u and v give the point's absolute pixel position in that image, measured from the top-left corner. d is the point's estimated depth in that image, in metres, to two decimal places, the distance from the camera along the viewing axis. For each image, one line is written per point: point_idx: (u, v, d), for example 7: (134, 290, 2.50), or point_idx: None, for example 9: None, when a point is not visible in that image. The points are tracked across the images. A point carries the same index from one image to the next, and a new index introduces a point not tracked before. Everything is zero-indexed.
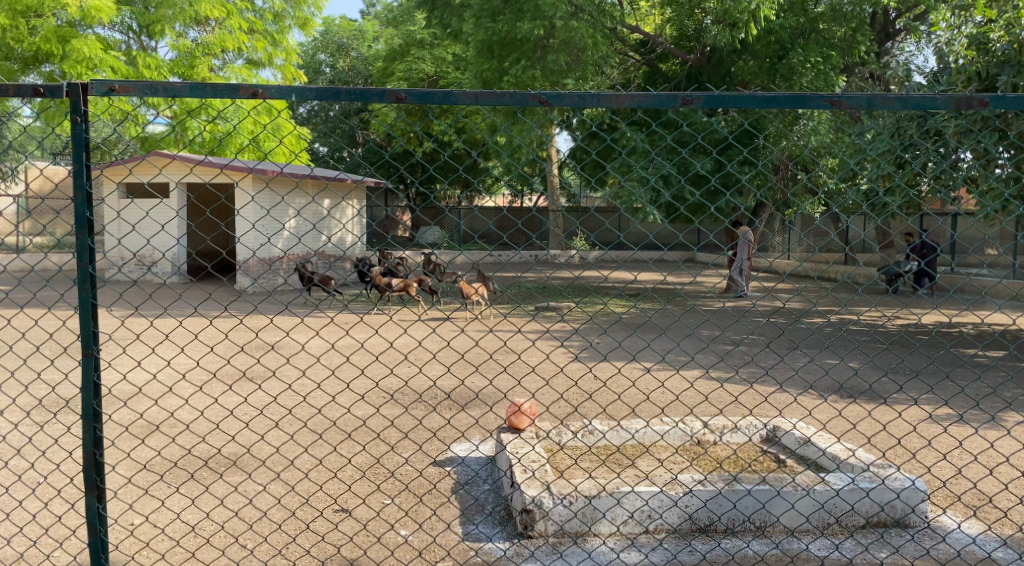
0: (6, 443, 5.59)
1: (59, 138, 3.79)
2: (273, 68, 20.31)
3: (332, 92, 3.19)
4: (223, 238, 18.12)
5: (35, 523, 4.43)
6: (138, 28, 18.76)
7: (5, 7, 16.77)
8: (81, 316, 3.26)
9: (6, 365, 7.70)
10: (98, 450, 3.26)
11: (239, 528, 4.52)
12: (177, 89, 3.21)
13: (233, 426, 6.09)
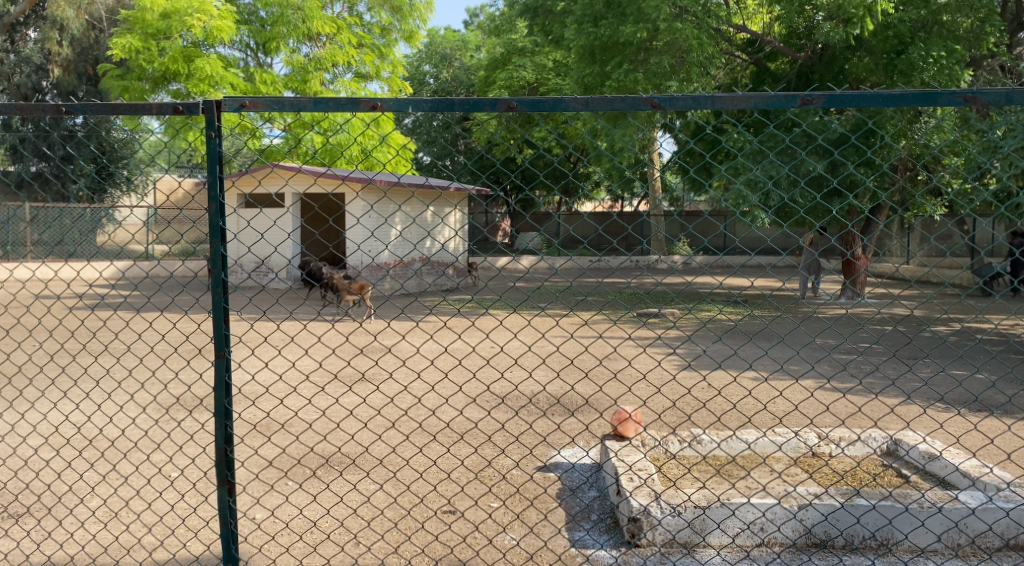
0: (147, 439, 5.93)
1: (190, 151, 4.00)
2: (379, 80, 20.80)
3: (446, 103, 3.25)
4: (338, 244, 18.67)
5: (172, 514, 4.69)
6: (255, 46, 19.62)
7: (139, 31, 17.90)
8: (214, 319, 3.42)
9: (146, 365, 8.17)
10: (229, 446, 3.41)
11: (356, 525, 4.65)
12: (301, 103, 3.33)
13: (351, 426, 6.28)
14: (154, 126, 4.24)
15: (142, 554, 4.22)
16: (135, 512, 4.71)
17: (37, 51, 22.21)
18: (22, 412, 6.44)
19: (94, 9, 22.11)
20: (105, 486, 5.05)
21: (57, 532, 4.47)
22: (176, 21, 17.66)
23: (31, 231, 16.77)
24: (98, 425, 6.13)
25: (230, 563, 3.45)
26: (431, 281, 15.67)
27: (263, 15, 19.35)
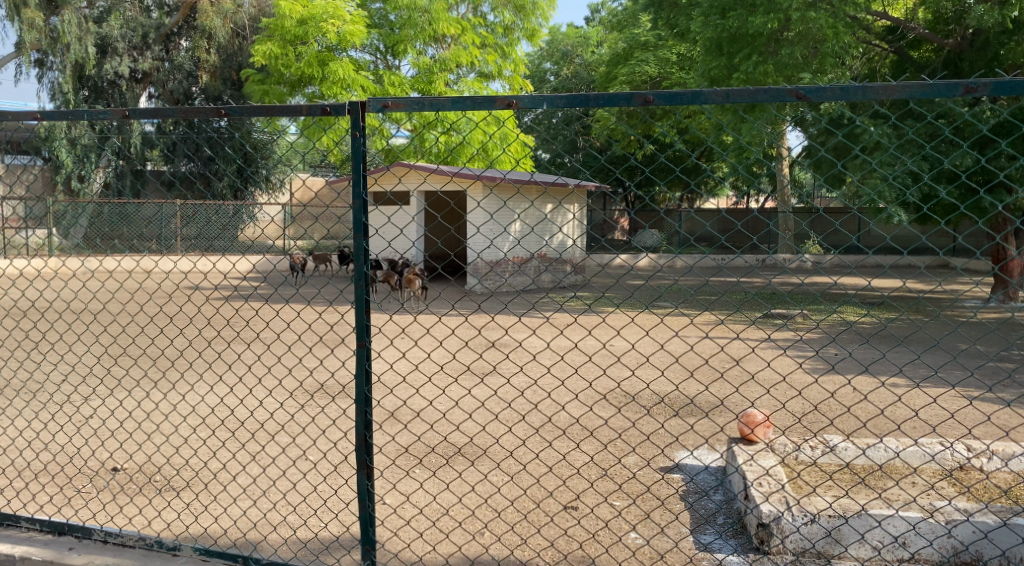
0: (293, 422, 6.20)
1: (323, 151, 4.12)
2: (501, 79, 21.06)
3: (581, 98, 3.22)
4: (454, 241, 18.86)
5: (315, 496, 4.90)
6: (384, 49, 20.18)
7: (278, 37, 18.75)
8: (356, 311, 3.54)
9: (293, 354, 8.57)
10: (369, 431, 3.52)
11: (488, 516, 4.71)
12: (441, 103, 3.39)
13: (484, 417, 6.38)
14: (288, 126, 4.39)
15: (287, 532, 4.43)
16: (280, 491, 4.95)
17: (188, 59, 23.59)
18: (180, 394, 6.89)
19: (238, 17, 23.26)
20: (253, 465, 5.32)
21: (211, 506, 4.76)
22: (311, 27, 18.37)
23: (181, 227, 17.78)
24: (248, 409, 6.46)
25: (368, 543, 3.56)
26: (552, 278, 15.69)
27: (392, 19, 19.84)
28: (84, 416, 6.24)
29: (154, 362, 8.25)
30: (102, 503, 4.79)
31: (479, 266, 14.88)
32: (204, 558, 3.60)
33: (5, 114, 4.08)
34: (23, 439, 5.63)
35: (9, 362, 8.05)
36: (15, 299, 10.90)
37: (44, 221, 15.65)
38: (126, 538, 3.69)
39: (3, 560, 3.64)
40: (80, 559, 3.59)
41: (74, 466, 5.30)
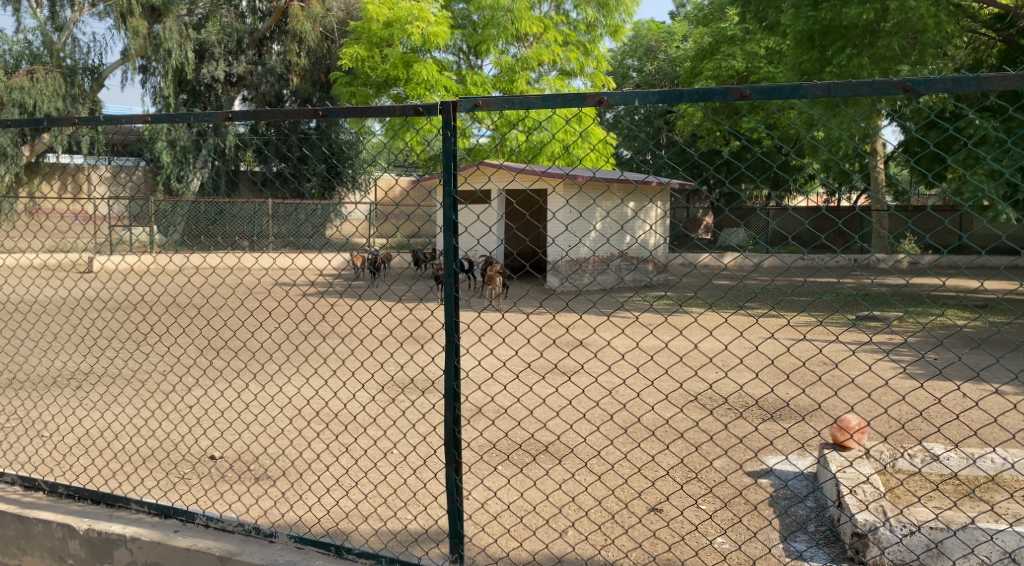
0: (384, 416, 6.32)
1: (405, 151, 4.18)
2: (584, 77, 20.98)
3: (674, 94, 3.19)
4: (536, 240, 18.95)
5: (404, 489, 4.98)
6: (467, 49, 20.38)
7: (365, 40, 19.21)
8: (445, 308, 3.58)
9: (382, 351, 8.75)
10: (458, 426, 3.55)
11: (575, 515, 4.71)
12: (531, 100, 3.38)
13: (571, 416, 6.38)
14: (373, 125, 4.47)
15: (378, 522, 4.53)
16: (371, 482, 5.06)
17: (279, 62, 24.29)
18: (276, 386, 7.12)
19: (327, 21, 23.74)
20: (345, 457, 5.45)
21: (306, 495, 4.90)
22: (397, 29, 18.72)
23: (273, 226, 18.37)
24: (339, 403, 6.62)
25: (455, 538, 3.60)
26: (635, 278, 15.57)
27: (476, 19, 20.00)
28: (186, 406, 6.51)
29: (250, 356, 8.54)
30: (202, 489, 4.98)
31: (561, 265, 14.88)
32: (299, 545, 3.71)
33: (115, 117, 4.25)
34: (131, 425, 5.91)
35: (117, 353, 8.45)
36: (122, 294, 11.46)
37: (147, 220, 16.37)
38: (227, 523, 3.83)
39: (114, 540, 3.80)
40: (185, 541, 3.72)
41: (178, 453, 5.54)
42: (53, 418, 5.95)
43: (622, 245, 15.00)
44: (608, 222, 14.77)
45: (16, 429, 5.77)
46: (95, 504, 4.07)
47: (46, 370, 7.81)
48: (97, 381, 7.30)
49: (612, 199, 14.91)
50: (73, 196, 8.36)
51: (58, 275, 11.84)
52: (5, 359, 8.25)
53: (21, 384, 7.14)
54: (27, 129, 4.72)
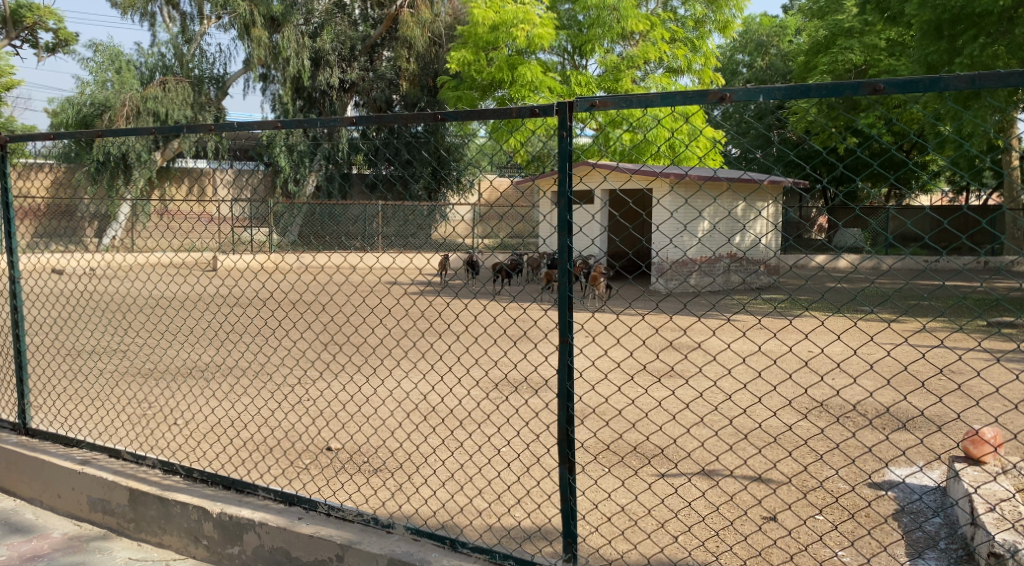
0: (499, 415, 6.40)
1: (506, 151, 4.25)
2: (691, 74, 20.67)
3: (800, 89, 3.10)
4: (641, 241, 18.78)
5: (519, 487, 5.03)
6: (572, 50, 20.36)
7: (471, 44, 19.55)
8: (559, 308, 3.59)
9: (494, 352, 8.86)
10: (571, 426, 3.56)
11: (690, 518, 4.65)
12: (649, 99, 3.35)
13: (689, 421, 6.29)
14: (477, 128, 4.57)
15: (493, 517, 4.60)
16: (486, 478, 5.13)
17: (390, 68, 24.71)
18: (393, 383, 7.32)
19: (435, 27, 24.27)
20: (461, 454, 5.54)
21: (421, 489, 5.01)
22: (503, 32, 18.89)
23: (383, 226, 18.83)
24: (454, 401, 6.74)
25: (569, 537, 3.61)
26: (744, 279, 15.23)
27: (581, 19, 19.99)
28: (306, 398, 6.79)
29: (365, 354, 8.81)
30: (322, 478, 5.17)
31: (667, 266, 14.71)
32: (415, 537, 3.81)
33: (243, 123, 4.50)
34: (256, 415, 6.21)
35: (241, 347, 8.86)
36: (246, 291, 12.00)
37: (267, 221, 17.10)
38: (347, 512, 3.97)
39: (244, 524, 3.98)
40: (309, 528, 3.88)
41: (299, 443, 5.77)
42: (186, 408, 6.29)
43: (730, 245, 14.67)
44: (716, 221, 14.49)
45: (154, 417, 6.13)
46: (226, 489, 4.28)
47: (177, 362, 8.27)
48: (224, 373, 7.69)
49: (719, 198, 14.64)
50: (203, 198, 8.78)
51: (190, 273, 12.49)
52: (143, 351, 8.78)
53: (156, 374, 7.59)
54: (166, 135, 5.01)
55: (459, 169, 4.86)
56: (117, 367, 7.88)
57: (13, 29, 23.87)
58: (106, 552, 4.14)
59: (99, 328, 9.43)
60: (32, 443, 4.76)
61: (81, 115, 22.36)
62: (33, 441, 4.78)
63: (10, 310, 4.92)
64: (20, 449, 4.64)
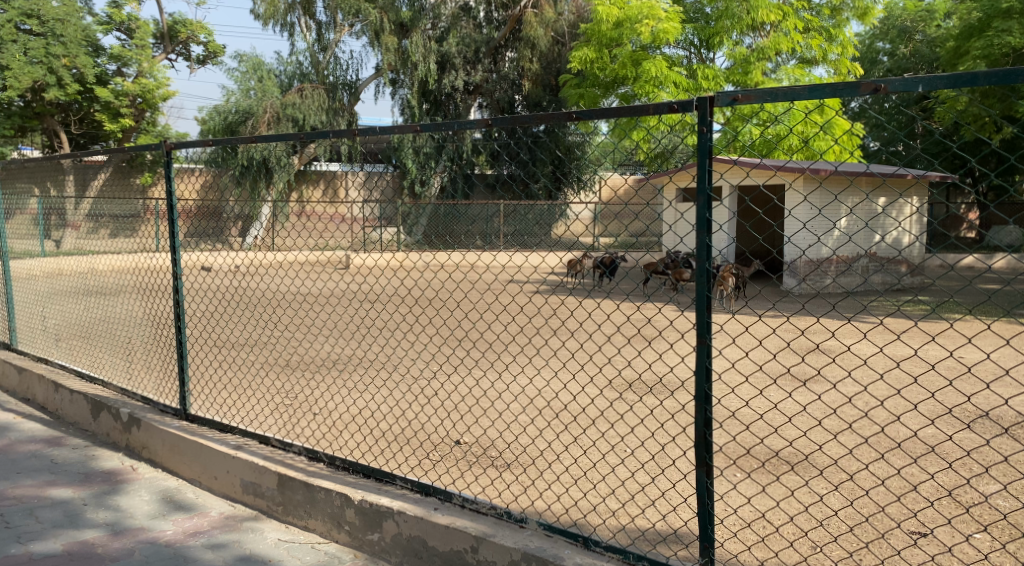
0: (634, 415, 6.35)
1: (634, 148, 4.21)
2: (826, 64, 19.94)
3: (965, 77, 2.94)
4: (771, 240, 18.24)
5: (656, 488, 4.99)
6: (698, 43, 19.99)
7: (594, 42, 19.42)
8: (696, 308, 3.53)
9: (624, 352, 8.81)
10: (709, 429, 3.50)
11: (837, 529, 4.50)
12: (796, 92, 3.25)
13: (837, 428, 6.09)
14: (599, 125, 4.57)
15: (627, 518, 4.59)
16: (619, 479, 5.13)
17: (513, 69, 24.90)
18: (525, 382, 7.40)
19: (558, 25, 24.14)
20: (597, 453, 5.55)
21: (557, 486, 5.05)
22: (627, 29, 18.73)
23: (507, 225, 19.02)
24: (586, 402, 6.74)
25: (706, 541, 3.55)
26: (883, 279, 14.52)
27: (708, 11, 19.60)
28: (440, 393, 6.97)
29: (494, 353, 8.95)
30: (457, 471, 5.30)
31: (800, 265, 14.21)
32: (548, 533, 3.83)
33: (382, 127, 4.70)
34: (393, 407, 6.43)
35: (375, 342, 9.20)
36: (376, 287, 12.39)
37: (395, 221, 17.59)
38: (481, 505, 4.03)
39: (384, 512, 4.11)
40: (445, 519, 3.96)
41: (432, 435, 5.94)
42: (327, 400, 6.57)
43: (869, 244, 14.01)
44: (854, 219, 13.88)
45: (299, 406, 6.45)
46: (366, 477, 4.45)
47: (316, 356, 8.65)
48: (362, 367, 8.01)
49: (856, 194, 13.99)
50: (338, 199, 9.07)
51: (326, 270, 13.05)
52: (284, 345, 9.24)
53: (299, 366, 7.99)
54: (311, 140, 5.21)
55: (583, 167, 4.86)
56: (263, 358, 8.34)
57: (169, 44, 25.58)
58: (257, 532, 4.38)
59: (243, 323, 9.99)
60: (192, 427, 5.09)
61: (227, 122, 23.78)
62: (193, 426, 5.12)
63: (173, 304, 5.27)
64: (182, 432, 4.98)
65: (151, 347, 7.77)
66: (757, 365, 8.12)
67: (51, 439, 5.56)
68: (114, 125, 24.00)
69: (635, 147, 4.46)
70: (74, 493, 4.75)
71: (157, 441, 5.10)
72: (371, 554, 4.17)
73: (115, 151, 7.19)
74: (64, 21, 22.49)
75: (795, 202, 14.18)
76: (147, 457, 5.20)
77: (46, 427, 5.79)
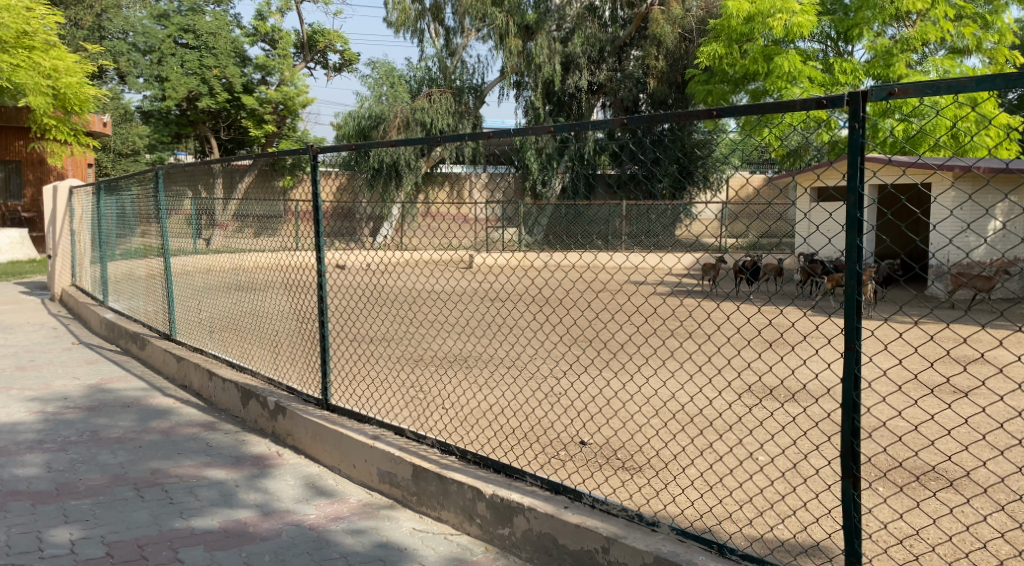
0: (772, 424, 6.17)
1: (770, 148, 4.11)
2: (981, 53, 18.75)
3: None
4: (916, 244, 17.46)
5: (800, 498, 4.82)
6: (837, 35, 19.23)
7: (724, 37, 19.01)
8: (845, 312, 3.40)
9: (755, 359, 8.58)
10: (856, 438, 3.37)
11: (1001, 550, 4.23)
12: (961, 84, 3.07)
13: (1003, 444, 5.73)
14: (732, 122, 4.48)
15: (766, 528, 4.46)
16: (757, 488, 4.99)
17: (638, 68, 24.65)
18: (652, 387, 7.30)
19: (686, 22, 23.59)
20: (734, 460, 5.41)
21: (694, 492, 4.96)
22: (758, 23, 18.13)
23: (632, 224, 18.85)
24: (716, 409, 6.59)
25: (852, 556, 3.41)
26: None
27: (848, 2, 18.77)
28: (566, 395, 6.97)
29: (619, 355, 8.90)
30: (588, 471, 5.29)
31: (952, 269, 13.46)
32: (681, 539, 3.78)
33: (517, 128, 4.78)
34: (522, 406, 6.49)
35: (503, 340, 9.35)
36: (504, 286, 12.56)
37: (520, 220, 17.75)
38: (612, 506, 4.02)
39: (514, 507, 4.16)
40: (576, 518, 3.96)
41: (560, 435, 5.95)
42: (458, 396, 6.70)
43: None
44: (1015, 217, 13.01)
45: (432, 401, 6.61)
46: (497, 473, 4.52)
47: (447, 353, 8.86)
48: (493, 364, 8.15)
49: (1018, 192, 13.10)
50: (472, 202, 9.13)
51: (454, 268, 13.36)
52: (417, 342, 9.51)
53: (431, 362, 8.21)
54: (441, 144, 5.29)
55: (713, 166, 4.76)
56: (397, 354, 8.63)
57: (309, 53, 26.77)
58: (393, 521, 4.53)
59: (378, 320, 10.36)
60: (333, 417, 5.31)
61: (361, 127, 24.73)
62: (334, 416, 5.34)
63: (317, 299, 5.53)
64: (323, 421, 5.20)
65: (296, 342, 8.15)
66: (904, 378, 7.73)
67: (207, 424, 5.94)
68: (259, 131, 25.31)
69: (767, 146, 4.34)
70: (227, 474, 5.05)
71: (301, 429, 5.35)
72: (502, 548, 4.23)
73: (257, 154, 7.47)
74: (216, 34, 23.95)
75: (948, 200, 13.42)
76: (292, 444, 5.46)
77: (203, 412, 6.20)
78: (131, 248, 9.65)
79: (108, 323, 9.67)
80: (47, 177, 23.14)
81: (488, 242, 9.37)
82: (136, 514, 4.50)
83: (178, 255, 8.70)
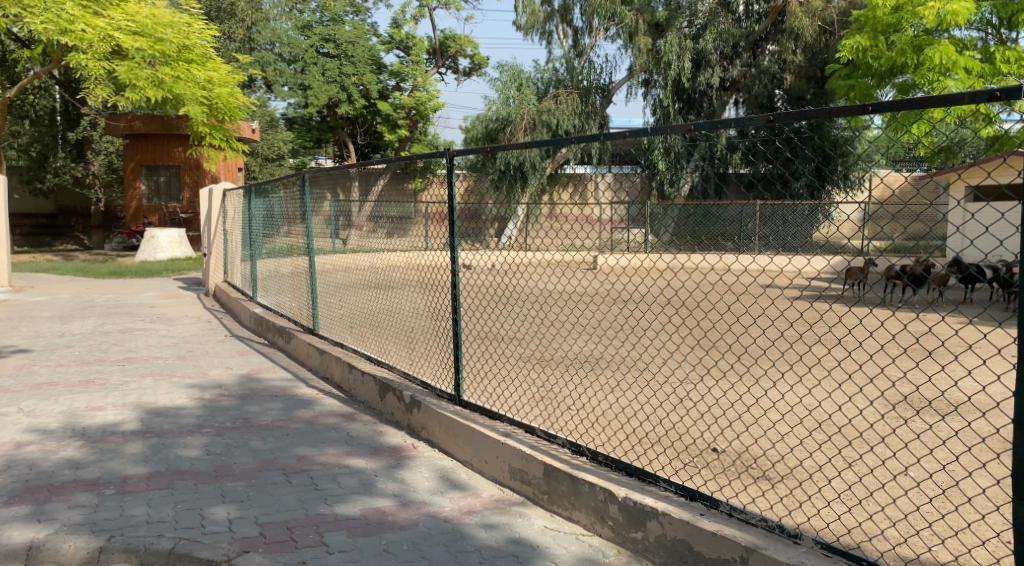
0: (921, 439, 5.87)
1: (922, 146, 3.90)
2: None
3: None
4: None
5: (961, 518, 4.56)
6: (998, 21, 18.03)
7: (869, 28, 18.18)
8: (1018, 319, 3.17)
9: (896, 370, 8.18)
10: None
11: None
12: None
13: None
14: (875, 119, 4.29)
15: (924, 547, 4.25)
16: (912, 505, 4.76)
17: (773, 63, 24.06)
18: (785, 395, 7.07)
19: (827, 14, 22.63)
20: (883, 475, 5.18)
21: (843, 506, 4.77)
22: (907, 12, 17.29)
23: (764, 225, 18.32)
24: (857, 420, 6.32)
25: None
26: None
27: None
28: (696, 400, 6.83)
29: (749, 362, 8.67)
30: (727, 478, 5.18)
31: None
32: (826, 554, 3.63)
33: (653, 127, 4.72)
34: (652, 410, 6.42)
35: (632, 343, 9.30)
36: (633, 289, 12.47)
37: None
38: (752, 516, 3.91)
39: (648, 512, 4.11)
40: (712, 525, 3.87)
41: (692, 440, 5.85)
42: (588, 399, 6.70)
43: None
44: None
45: (562, 402, 6.64)
46: (629, 476, 4.48)
47: (576, 353, 8.88)
48: (619, 366, 8.11)
49: None
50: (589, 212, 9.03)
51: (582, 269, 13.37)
52: (547, 341, 9.59)
53: (559, 362, 8.27)
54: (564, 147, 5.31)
55: (854, 165, 4.57)
56: (527, 353, 8.74)
57: (440, 58, 27.43)
58: (525, 518, 4.57)
59: (508, 320, 10.52)
60: (465, 412, 5.42)
61: (488, 130, 25.16)
62: (467, 412, 5.45)
63: (452, 296, 5.65)
64: (457, 416, 5.31)
65: (430, 340, 8.38)
66: None
67: (347, 415, 6.18)
68: (393, 135, 26.07)
69: (915, 143, 4.14)
70: (367, 464, 5.23)
71: (435, 423, 5.48)
72: (635, 551, 4.19)
73: (389, 157, 7.70)
74: (355, 43, 24.89)
75: None
76: (426, 437, 5.61)
77: (343, 404, 6.45)
78: (277, 247, 10.23)
79: (257, 317, 10.28)
80: (202, 181, 24.72)
81: (616, 244, 9.35)
82: (284, 498, 4.73)
83: (319, 254, 9.10)
